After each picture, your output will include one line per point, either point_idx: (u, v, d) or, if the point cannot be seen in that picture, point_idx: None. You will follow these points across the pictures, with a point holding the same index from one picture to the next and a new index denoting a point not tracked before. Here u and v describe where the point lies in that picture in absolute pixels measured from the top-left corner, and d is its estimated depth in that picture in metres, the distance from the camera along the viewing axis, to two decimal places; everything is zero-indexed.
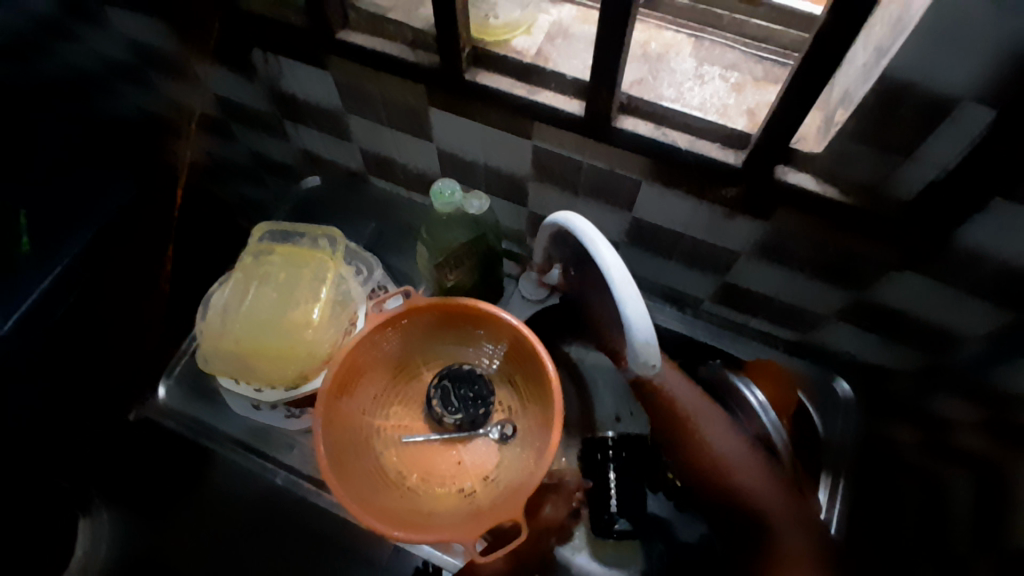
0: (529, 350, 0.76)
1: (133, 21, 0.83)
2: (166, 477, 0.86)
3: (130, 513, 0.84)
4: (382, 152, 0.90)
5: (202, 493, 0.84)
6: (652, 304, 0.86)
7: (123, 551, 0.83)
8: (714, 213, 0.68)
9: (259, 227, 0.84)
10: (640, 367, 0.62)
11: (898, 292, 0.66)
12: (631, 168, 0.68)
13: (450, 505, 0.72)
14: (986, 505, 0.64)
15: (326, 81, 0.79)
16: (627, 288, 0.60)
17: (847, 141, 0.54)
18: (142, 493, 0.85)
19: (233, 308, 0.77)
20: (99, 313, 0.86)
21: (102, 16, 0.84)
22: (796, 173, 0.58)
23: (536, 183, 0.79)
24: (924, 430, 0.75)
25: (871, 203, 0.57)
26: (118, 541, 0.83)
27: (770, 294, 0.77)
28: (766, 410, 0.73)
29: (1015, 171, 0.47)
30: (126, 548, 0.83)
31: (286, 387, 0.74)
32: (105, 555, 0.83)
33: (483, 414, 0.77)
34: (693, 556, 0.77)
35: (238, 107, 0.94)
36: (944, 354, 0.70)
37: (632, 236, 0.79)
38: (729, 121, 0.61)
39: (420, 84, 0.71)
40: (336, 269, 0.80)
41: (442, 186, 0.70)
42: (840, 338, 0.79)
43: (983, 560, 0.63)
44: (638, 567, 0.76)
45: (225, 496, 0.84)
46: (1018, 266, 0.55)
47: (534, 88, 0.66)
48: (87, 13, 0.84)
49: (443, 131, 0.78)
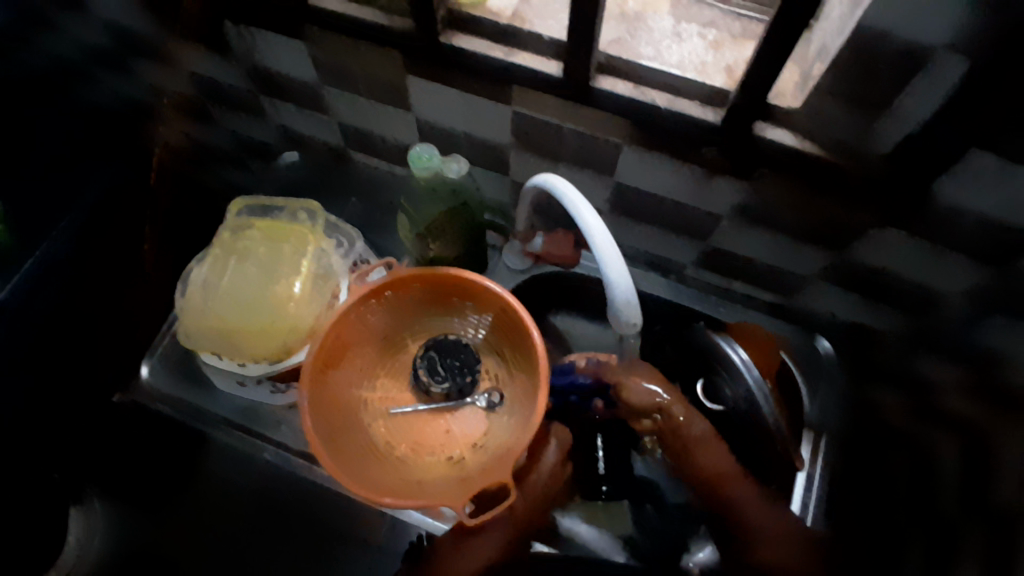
0: (515, 319, 0.75)
1: None
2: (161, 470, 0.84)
3: (126, 508, 0.83)
4: (359, 126, 0.87)
5: (199, 486, 0.83)
6: (636, 271, 0.86)
7: (118, 547, 0.81)
8: (695, 175, 0.66)
9: (236, 202, 0.82)
10: (622, 326, 0.63)
11: (879, 252, 0.66)
12: (612, 131, 0.66)
13: (439, 473, 0.73)
14: (974, 474, 0.63)
15: (300, 51, 0.76)
16: (609, 250, 0.58)
17: (827, 99, 0.53)
18: (139, 487, 0.84)
19: (213, 285, 0.76)
20: (78, 301, 0.84)
21: None
22: (774, 129, 0.57)
23: (517, 150, 0.77)
24: (909, 395, 0.75)
25: (849, 162, 0.56)
26: (114, 536, 0.82)
27: (752, 258, 0.77)
28: (749, 367, 0.71)
29: (991, 124, 0.47)
30: (121, 543, 0.82)
31: (271, 362, 0.73)
32: (97, 552, 0.81)
33: (470, 383, 0.78)
34: (677, 517, 0.80)
35: (212, 85, 0.92)
36: (929, 314, 0.70)
37: (616, 203, 0.78)
38: (707, 79, 0.59)
39: (396, 50, 0.69)
40: (317, 243, 0.79)
41: (420, 151, 0.68)
42: (824, 300, 0.79)
43: (970, 526, 0.62)
44: (628, 533, 0.79)
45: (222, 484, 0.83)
46: (994, 220, 0.55)
47: (511, 50, 0.64)
48: None
49: (421, 99, 0.76)
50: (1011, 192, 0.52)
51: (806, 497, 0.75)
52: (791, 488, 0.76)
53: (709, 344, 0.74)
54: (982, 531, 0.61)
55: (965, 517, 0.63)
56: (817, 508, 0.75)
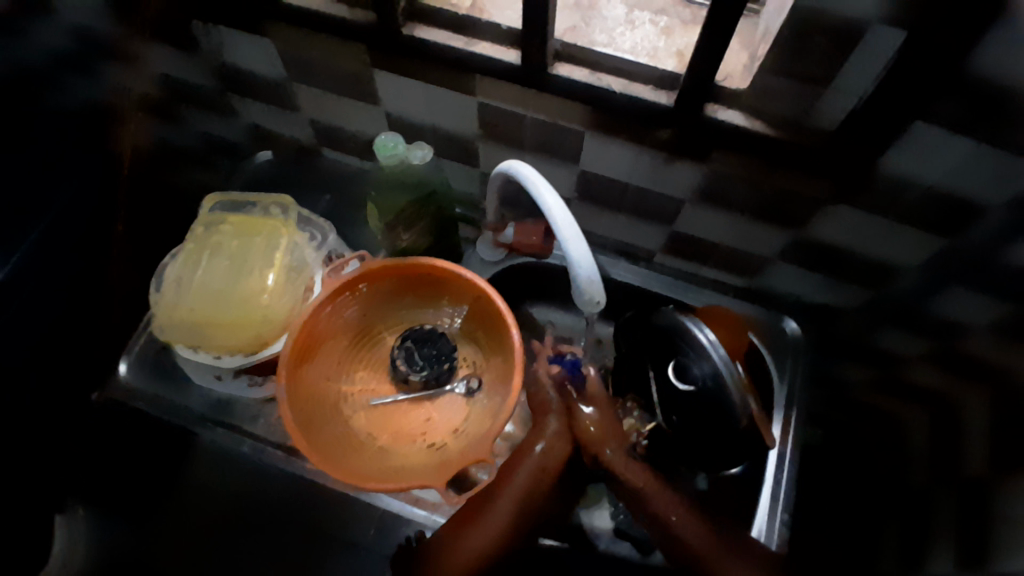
0: (488, 304, 0.77)
1: None
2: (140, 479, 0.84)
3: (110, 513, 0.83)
4: (329, 123, 0.88)
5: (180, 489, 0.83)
6: (607, 259, 0.87)
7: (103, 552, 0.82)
8: (654, 160, 0.67)
9: (209, 198, 0.83)
10: (586, 304, 0.64)
11: (835, 227, 0.68)
12: (574, 118, 0.66)
13: (418, 459, 0.73)
14: (942, 438, 0.64)
15: (268, 49, 0.77)
16: (568, 227, 0.59)
17: (770, 77, 0.55)
18: (120, 496, 0.84)
19: (187, 280, 0.77)
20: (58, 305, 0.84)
21: None
22: (725, 110, 0.59)
23: (484, 142, 0.77)
24: (876, 367, 0.77)
25: (792, 135, 0.58)
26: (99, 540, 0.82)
27: (717, 241, 0.78)
28: (715, 346, 0.70)
29: (927, 94, 0.50)
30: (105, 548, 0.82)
31: (245, 354, 0.74)
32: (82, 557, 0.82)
33: (447, 370, 0.78)
34: None
35: (186, 86, 0.93)
36: (887, 287, 0.73)
37: (582, 190, 0.79)
38: (659, 63, 0.60)
39: (359, 43, 0.69)
40: (290, 236, 0.80)
41: (385, 139, 0.68)
42: (786, 278, 0.81)
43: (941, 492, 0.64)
44: (608, 526, 0.79)
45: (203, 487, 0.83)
46: (944, 190, 0.58)
47: (471, 40, 0.64)
48: None
49: (388, 93, 0.75)
50: (951, 158, 0.54)
51: (778, 474, 0.77)
52: (764, 466, 0.78)
53: (676, 324, 0.73)
54: (954, 500, 0.60)
55: (940, 485, 0.63)
56: (788, 487, 0.77)
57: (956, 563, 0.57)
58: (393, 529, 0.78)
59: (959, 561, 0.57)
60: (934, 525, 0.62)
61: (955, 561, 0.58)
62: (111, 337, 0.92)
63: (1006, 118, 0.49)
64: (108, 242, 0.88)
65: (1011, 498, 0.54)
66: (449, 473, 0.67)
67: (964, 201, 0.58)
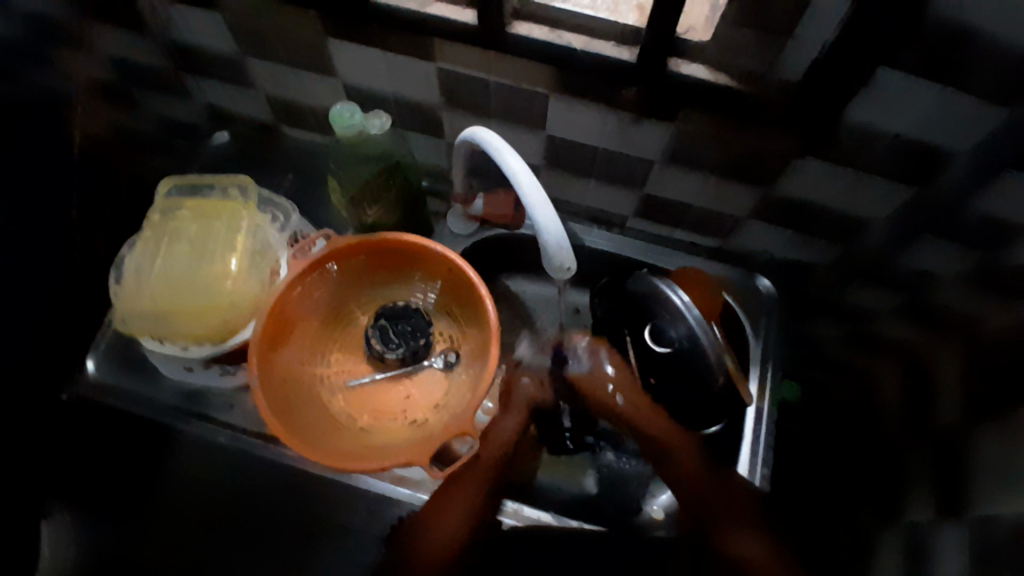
0: (460, 277, 0.75)
1: None
2: (122, 475, 0.81)
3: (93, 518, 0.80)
4: (287, 98, 0.84)
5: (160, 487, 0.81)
6: (580, 226, 0.86)
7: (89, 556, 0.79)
8: (621, 121, 0.66)
9: (166, 180, 0.80)
10: (557, 271, 0.62)
11: (805, 182, 0.67)
12: (538, 82, 0.64)
13: (400, 436, 0.72)
14: (915, 389, 0.68)
15: (216, 23, 0.73)
16: (535, 193, 0.57)
17: (736, 27, 0.54)
18: (102, 492, 0.81)
19: (146, 270, 0.74)
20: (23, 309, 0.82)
21: None
22: (689, 64, 0.58)
23: (448, 111, 0.75)
24: (848, 323, 0.81)
25: (760, 88, 0.58)
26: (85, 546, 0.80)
27: (687, 202, 0.77)
28: (689, 308, 0.70)
29: (887, 38, 0.49)
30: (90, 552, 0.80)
31: (213, 342, 0.72)
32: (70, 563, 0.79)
33: (424, 346, 0.77)
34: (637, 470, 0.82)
35: (134, 67, 0.88)
36: (856, 240, 0.73)
37: (550, 157, 0.77)
38: (620, 18, 0.59)
39: (312, 12, 0.65)
40: (251, 217, 0.77)
41: (340, 110, 0.65)
42: (757, 237, 0.81)
43: (918, 440, 0.66)
44: (589, 491, 0.81)
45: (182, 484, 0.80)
46: (910, 139, 0.57)
47: (425, 1, 0.62)
48: None
49: (344, 63, 0.72)
50: (917, 107, 0.54)
51: (757, 430, 0.75)
52: (742, 424, 0.76)
53: (649, 288, 0.73)
54: (929, 451, 0.64)
55: (915, 439, 0.67)
56: (768, 442, 0.75)
57: (935, 512, 0.61)
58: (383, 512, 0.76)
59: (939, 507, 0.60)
60: (913, 477, 0.66)
61: (935, 508, 0.61)
62: (77, 331, 0.89)
63: (965, 65, 0.49)
64: (59, 232, 0.84)
65: (983, 445, 0.57)
66: (432, 447, 0.66)
67: (932, 150, 0.58)
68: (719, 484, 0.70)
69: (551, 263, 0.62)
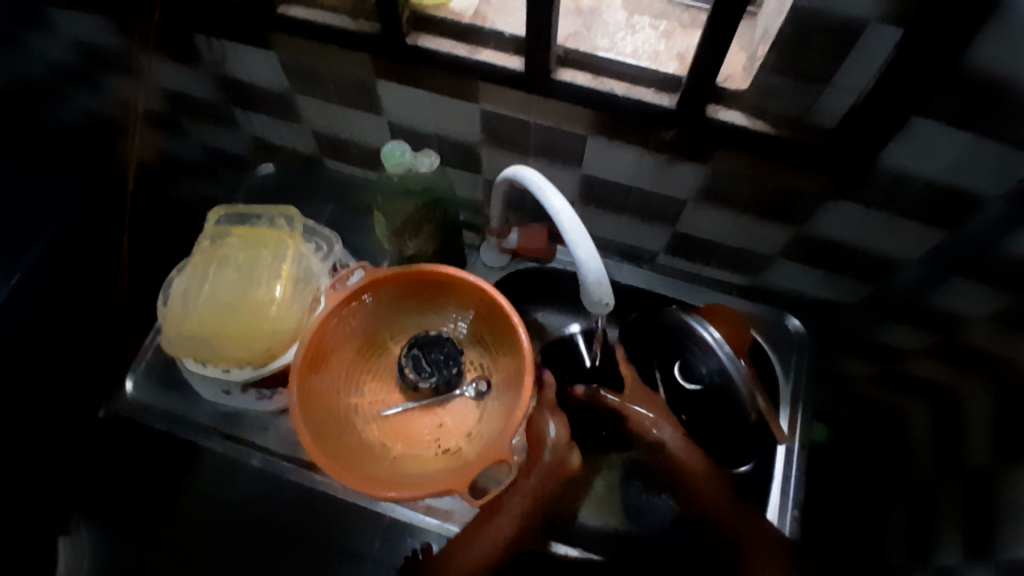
0: (495, 310, 0.77)
1: (84, 21, 0.80)
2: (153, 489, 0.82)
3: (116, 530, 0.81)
4: (333, 133, 0.88)
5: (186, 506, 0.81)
6: (609, 262, 0.88)
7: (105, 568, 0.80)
8: (656, 162, 0.69)
9: (215, 210, 0.83)
10: (595, 306, 0.64)
11: (836, 223, 0.69)
12: (577, 123, 0.67)
13: (434, 465, 0.73)
14: (947, 428, 0.69)
15: (271, 60, 0.77)
16: (575, 229, 0.59)
17: (770, 76, 0.58)
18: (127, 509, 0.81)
19: (194, 293, 0.77)
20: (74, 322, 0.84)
21: (49, 20, 0.81)
22: (727, 110, 0.61)
23: (488, 148, 0.78)
24: (878, 363, 0.81)
25: (797, 134, 0.61)
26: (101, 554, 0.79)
27: (718, 240, 0.79)
28: (721, 345, 0.73)
29: (918, 92, 0.52)
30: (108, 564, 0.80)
31: (254, 366, 0.74)
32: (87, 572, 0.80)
33: (456, 374, 0.78)
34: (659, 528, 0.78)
35: (185, 98, 0.92)
36: (888, 281, 0.74)
37: (586, 195, 0.80)
38: (661, 66, 0.62)
39: (363, 53, 0.69)
40: (296, 247, 0.80)
41: (392, 148, 0.68)
42: (789, 277, 0.82)
43: (949, 479, 0.67)
44: (614, 526, 0.79)
45: (205, 504, 0.80)
46: (941, 184, 0.59)
47: (474, 48, 0.65)
48: (34, 16, 0.80)
49: (393, 102, 0.76)
50: (947, 152, 0.56)
51: (786, 473, 0.75)
52: (772, 464, 0.75)
53: (680, 325, 0.76)
54: (956, 491, 0.65)
55: (942, 478, 0.68)
56: (797, 484, 0.74)
57: (964, 552, 0.61)
58: (398, 540, 0.76)
59: (968, 548, 0.60)
60: (939, 515, 0.66)
61: (963, 549, 0.61)
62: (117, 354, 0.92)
63: (992, 113, 0.51)
64: (92, 257, 0.89)
65: (1011, 485, 0.58)
66: (471, 474, 0.67)
67: (962, 196, 0.59)
68: (746, 521, 0.71)
69: (580, 290, 0.64)
